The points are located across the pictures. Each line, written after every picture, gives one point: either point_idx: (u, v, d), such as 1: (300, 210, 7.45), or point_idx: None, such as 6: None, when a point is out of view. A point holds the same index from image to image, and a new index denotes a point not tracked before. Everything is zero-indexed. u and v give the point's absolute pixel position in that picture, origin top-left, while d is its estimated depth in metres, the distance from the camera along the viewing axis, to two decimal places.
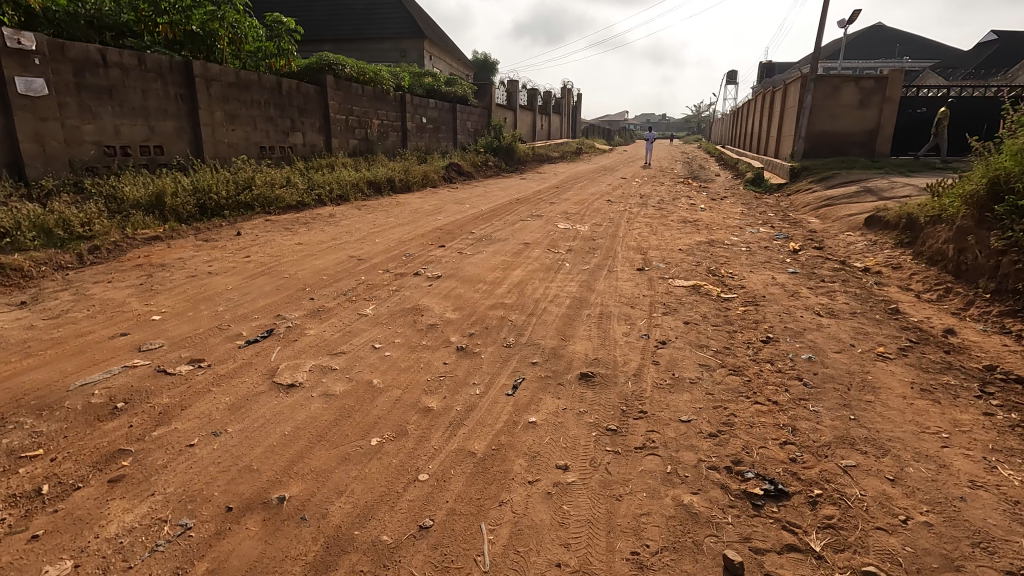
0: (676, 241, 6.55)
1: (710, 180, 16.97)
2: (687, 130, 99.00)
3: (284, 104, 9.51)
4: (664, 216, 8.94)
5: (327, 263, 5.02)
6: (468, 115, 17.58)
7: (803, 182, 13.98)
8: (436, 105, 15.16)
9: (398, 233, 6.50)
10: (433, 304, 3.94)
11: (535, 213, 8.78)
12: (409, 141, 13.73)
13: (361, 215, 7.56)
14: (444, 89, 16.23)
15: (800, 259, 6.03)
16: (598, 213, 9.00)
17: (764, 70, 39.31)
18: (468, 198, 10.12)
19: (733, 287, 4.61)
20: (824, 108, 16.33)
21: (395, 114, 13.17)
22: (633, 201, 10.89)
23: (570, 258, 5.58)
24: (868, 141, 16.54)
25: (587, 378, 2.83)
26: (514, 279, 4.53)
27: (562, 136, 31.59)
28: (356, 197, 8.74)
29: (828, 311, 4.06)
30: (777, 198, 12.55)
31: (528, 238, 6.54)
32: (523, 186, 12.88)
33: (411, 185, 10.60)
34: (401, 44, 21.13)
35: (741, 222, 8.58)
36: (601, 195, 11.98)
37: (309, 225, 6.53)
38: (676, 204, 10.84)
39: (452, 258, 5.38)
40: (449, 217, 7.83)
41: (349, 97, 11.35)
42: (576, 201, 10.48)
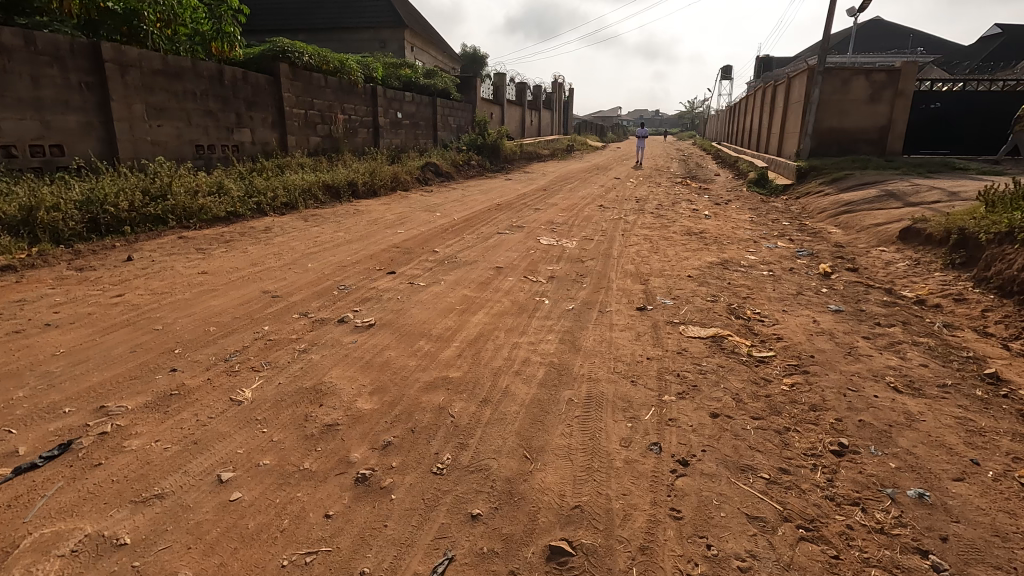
0: (682, 262, 5.37)
1: (709, 181, 15.82)
2: (681, 126, 97.95)
3: (226, 96, 8.23)
4: (664, 226, 7.79)
5: (228, 302, 3.80)
6: (450, 110, 16.32)
7: (813, 183, 12.85)
8: (413, 99, 13.90)
9: (342, 254, 5.28)
10: (345, 379, 2.72)
11: (515, 223, 7.59)
12: (380, 138, 12.45)
13: (305, 228, 6.34)
14: (424, 82, 14.96)
15: (837, 288, 4.88)
16: (589, 222, 7.83)
17: (760, 65, 38.19)
18: (442, 204, 8.90)
19: (766, 340, 3.43)
20: (833, 103, 15.22)
21: (364, 108, 11.88)
22: (628, 207, 9.72)
23: (551, 290, 4.40)
24: (879, 138, 15.46)
25: (558, 563, 1.63)
26: (468, 331, 3.32)
27: (553, 133, 30.39)
28: (307, 204, 7.53)
29: (908, 385, 2.88)
30: (785, 202, 11.43)
31: (502, 259, 5.35)
32: (507, 189, 11.67)
33: (378, 189, 9.37)
34: (380, 34, 19.77)
35: (752, 234, 7.42)
36: (593, 199, 10.82)
37: (232, 245, 5.30)
38: (676, 209, 9.67)
39: (398, 293, 4.17)
40: (413, 230, 6.64)
41: (307, 88, 10.04)
42: (565, 207, 9.31)
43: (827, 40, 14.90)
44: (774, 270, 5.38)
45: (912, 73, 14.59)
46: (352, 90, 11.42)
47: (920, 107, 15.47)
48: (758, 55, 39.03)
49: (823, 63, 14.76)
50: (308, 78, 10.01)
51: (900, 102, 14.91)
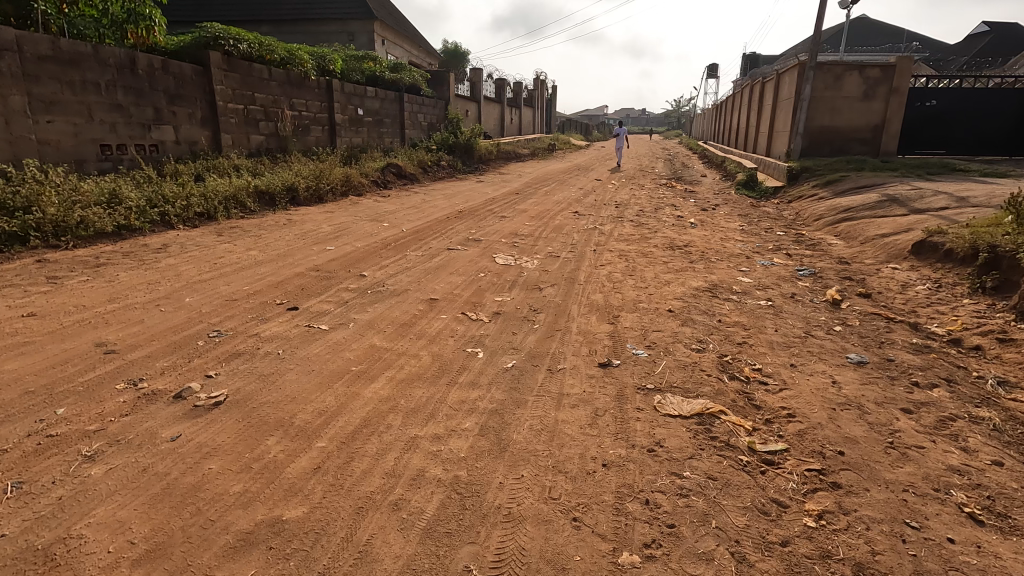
0: (661, 290, 4.40)
1: (695, 183, 14.95)
2: (667, 125, 97.54)
3: (140, 88, 7.12)
4: (643, 237, 6.85)
5: (35, 364, 2.75)
6: (420, 106, 15.27)
7: (805, 186, 12.01)
8: (375, 94, 12.82)
9: (239, 282, 4.23)
10: (113, 524, 1.69)
11: (473, 234, 6.60)
12: (337, 137, 11.38)
13: (213, 245, 5.27)
14: (389, 76, 13.89)
15: (852, 323, 3.95)
16: (558, 234, 6.87)
17: (746, 62, 37.55)
18: (395, 212, 7.88)
19: (773, 421, 2.46)
20: (825, 100, 14.42)
21: (317, 104, 10.78)
22: (606, 213, 8.79)
23: (490, 335, 3.40)
24: (873, 138, 14.67)
25: None
26: (349, 418, 2.30)
27: (535, 131, 29.45)
28: (230, 215, 6.46)
29: (990, 511, 1.92)
30: (776, 207, 10.57)
31: (441, 287, 4.35)
32: (475, 192, 10.65)
33: (324, 195, 8.31)
34: (348, 26, 18.66)
35: (743, 246, 6.50)
36: (569, 204, 9.85)
37: (102, 270, 4.23)
38: (658, 216, 8.76)
39: (284, 342, 3.15)
40: (346, 247, 5.61)
41: (246, 81, 8.93)
42: (534, 214, 8.34)
43: (819, 33, 14.09)
44: (772, 298, 4.43)
45: (908, 68, 13.82)
46: (303, 84, 10.33)
47: (915, 104, 14.69)
48: (745, 53, 38.40)
49: (815, 58, 13.95)
50: (246, 69, 8.91)
51: (894, 99, 14.14)
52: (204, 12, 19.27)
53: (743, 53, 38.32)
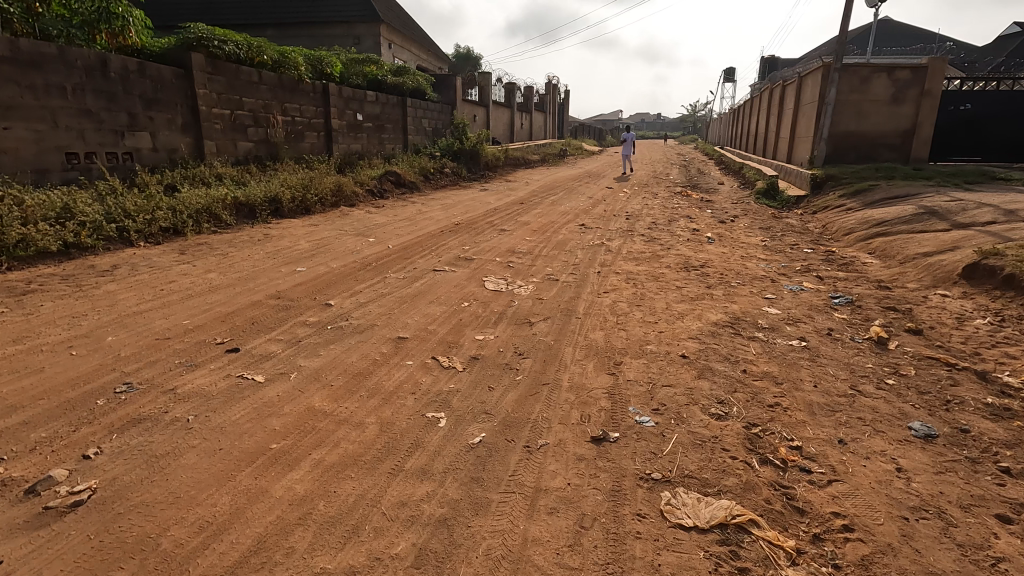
0: (673, 327, 3.74)
1: (712, 191, 14.22)
2: (683, 130, 96.36)
3: (113, 92, 6.64)
4: (655, 256, 6.19)
5: None
6: (425, 112, 14.75)
7: (831, 196, 11.24)
8: (376, 99, 12.32)
9: (180, 314, 3.65)
10: None
11: (465, 252, 5.99)
12: (334, 143, 10.87)
13: (170, 265, 4.72)
14: (392, 80, 13.39)
15: (906, 373, 3.25)
16: (561, 251, 6.24)
17: (764, 66, 36.61)
18: (386, 226, 7.31)
19: (822, 541, 1.80)
20: (851, 104, 13.62)
21: (312, 109, 10.28)
22: (614, 227, 8.14)
23: (460, 392, 2.76)
24: (902, 144, 13.83)
25: None
26: (239, 538, 1.69)
27: (546, 137, 28.86)
28: (201, 229, 5.92)
29: None
30: (800, 219, 9.83)
31: (414, 321, 3.72)
32: (477, 202, 10.05)
33: (312, 206, 7.76)
34: (353, 30, 18.27)
35: (766, 267, 5.80)
36: (575, 215, 9.21)
37: (26, 299, 3.69)
38: (672, 230, 8.09)
39: (201, 401, 2.54)
40: (320, 268, 5.03)
41: (233, 85, 8.44)
42: (537, 228, 7.72)
43: (845, 33, 13.30)
44: (806, 338, 3.74)
45: (940, 70, 13.00)
46: (296, 88, 9.82)
47: (948, 108, 13.84)
48: (763, 57, 37.47)
49: (841, 59, 13.18)
50: (233, 72, 8.42)
51: (926, 102, 13.29)
52: (209, 16, 19.00)
53: (761, 57, 37.43)
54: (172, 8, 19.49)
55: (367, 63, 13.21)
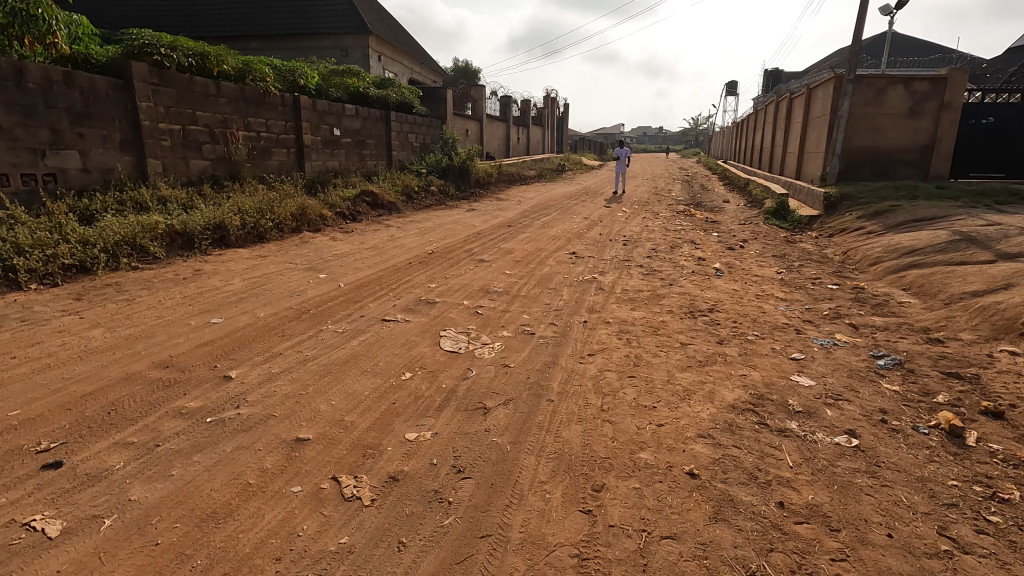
0: (675, 416, 2.77)
1: (717, 210, 13.32)
2: (684, 144, 95.94)
3: (31, 105, 5.79)
4: (654, 295, 5.26)
5: None
6: (412, 126, 13.95)
7: (847, 217, 10.32)
8: (356, 113, 11.51)
9: (15, 401, 2.73)
10: None
11: (429, 292, 5.08)
12: (306, 160, 10.02)
13: (51, 317, 3.82)
14: (374, 92, 12.59)
15: (1008, 496, 2.29)
16: (543, 290, 5.32)
17: (768, 79, 35.93)
18: (349, 256, 6.44)
19: None
20: (865, 117, 12.84)
21: (281, 124, 9.44)
22: (609, 255, 7.25)
23: (351, 556, 1.81)
24: (920, 160, 12.97)
25: None
26: None
27: (544, 151, 28.13)
28: (118, 265, 5.04)
29: None
30: (816, 244, 8.92)
31: (327, 408, 2.78)
32: (459, 225, 9.16)
33: (266, 232, 6.87)
34: (341, 41, 17.59)
35: (787, 312, 4.86)
36: (567, 241, 8.32)
37: None
38: (674, 259, 7.17)
39: None
40: (243, 318, 4.11)
41: (185, 97, 7.61)
42: (520, 258, 6.81)
43: (858, 42, 12.48)
44: (857, 431, 2.77)
45: (960, 81, 12.20)
46: (261, 101, 9.00)
47: (969, 122, 12.96)
48: (767, 70, 36.79)
49: (854, 70, 12.37)
50: (186, 84, 7.60)
51: (945, 116, 12.48)
52: (193, 28, 18.40)
53: (765, 71, 36.80)
54: (156, 20, 18.89)
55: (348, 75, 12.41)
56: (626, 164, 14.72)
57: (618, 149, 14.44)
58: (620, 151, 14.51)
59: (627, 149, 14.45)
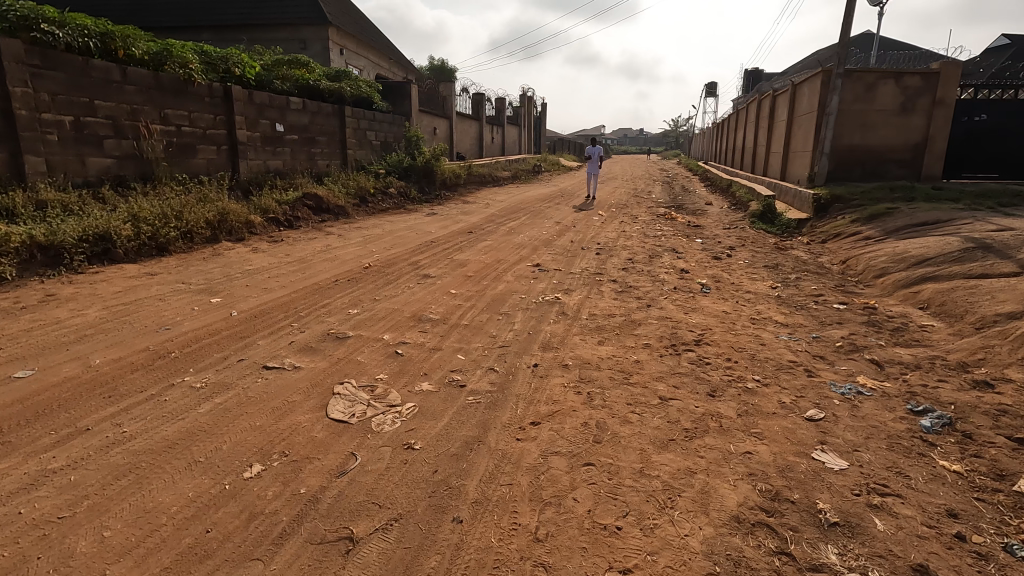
0: (650, 549, 1.77)
1: (700, 213, 12.47)
2: (665, 145, 95.76)
3: None
4: (628, 322, 4.27)
5: None
6: (371, 123, 12.84)
7: (840, 221, 9.52)
8: (302, 107, 10.38)
9: None
10: None
11: (345, 322, 4.02)
12: (241, 159, 8.87)
13: None
14: (326, 85, 11.46)
15: None
16: (492, 316, 4.32)
17: (748, 80, 35.51)
18: (267, 272, 5.37)
19: None
20: (854, 114, 12.13)
21: (208, 117, 8.28)
22: (578, 268, 6.27)
23: None
24: (911, 159, 12.28)
25: None
26: None
27: (521, 152, 27.15)
28: None
29: None
30: (809, 252, 8.08)
31: (90, 550, 1.71)
32: (413, 232, 8.12)
33: (169, 243, 5.76)
34: (299, 33, 16.40)
35: (790, 344, 3.90)
36: (532, 250, 7.32)
37: None
38: (653, 272, 6.21)
39: None
40: (68, 368, 3.02)
41: (79, 83, 6.44)
42: (473, 273, 5.78)
43: (848, 34, 11.70)
44: (929, 564, 1.80)
45: (953, 76, 11.65)
46: (183, 91, 7.84)
47: (962, 120, 12.29)
48: (747, 69, 36.25)
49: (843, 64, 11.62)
50: (81, 68, 6.43)
51: (938, 112, 11.87)
52: (138, 17, 17.04)
53: (745, 71, 36.40)
54: (97, 9, 17.47)
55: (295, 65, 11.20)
56: (599, 165, 13.39)
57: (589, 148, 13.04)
58: (591, 150, 13.13)
59: (600, 148, 13.08)
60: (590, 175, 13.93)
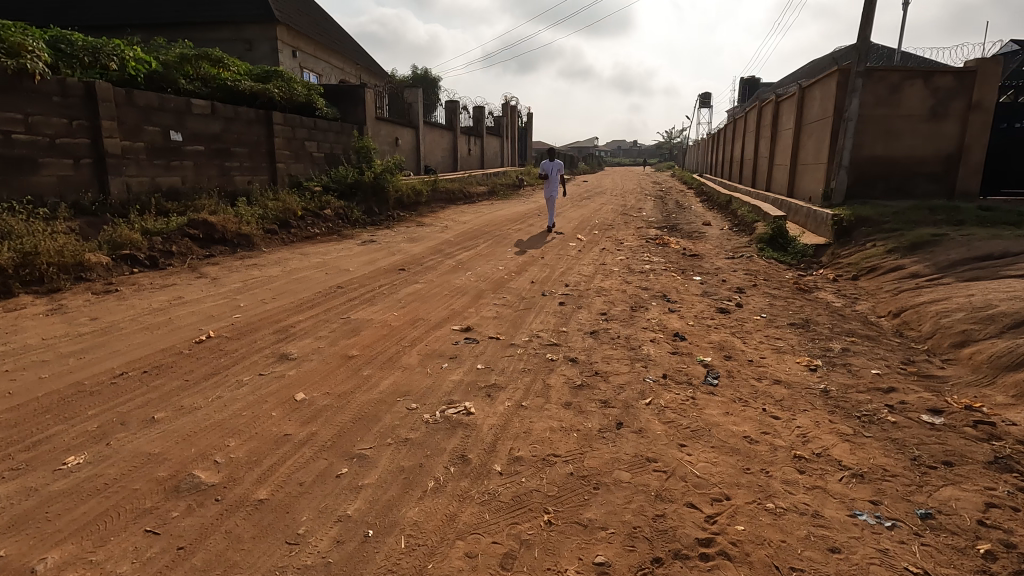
0: None
1: (697, 236, 10.66)
2: (659, 157, 94.60)
3: None
4: (576, 480, 2.34)
5: None
6: (312, 132, 10.96)
7: (870, 250, 7.69)
8: (209, 111, 8.48)
9: None
10: None
11: (15, 504, 2.05)
12: (112, 175, 6.94)
13: None
14: (247, 87, 9.56)
15: None
16: (331, 469, 2.38)
17: (746, 87, 33.99)
18: (28, 353, 3.45)
19: None
20: (876, 120, 10.37)
21: (58, 122, 6.36)
22: (525, 333, 4.40)
23: None
24: (941, 172, 10.50)
25: None
26: None
27: (503, 164, 25.36)
28: None
29: None
30: (839, 296, 6.23)
31: None
32: (324, 272, 6.24)
33: None
34: (244, 32, 14.59)
35: (889, 553, 1.96)
36: (473, 299, 5.45)
37: None
38: (633, 340, 4.31)
39: None
40: None
41: None
42: (362, 348, 3.85)
43: (869, 25, 9.94)
44: None
45: (993, 75, 9.92)
46: (13, 88, 5.93)
47: (1000, 127, 10.57)
48: (743, 77, 34.70)
49: (864, 61, 9.87)
50: None
51: (974, 118, 10.12)
52: (66, 16, 15.22)
53: (742, 78, 34.92)
54: (20, 7, 15.63)
55: (205, 60, 9.22)
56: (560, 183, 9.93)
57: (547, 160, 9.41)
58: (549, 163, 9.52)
59: (560, 161, 9.47)
60: (549, 196, 10.72)
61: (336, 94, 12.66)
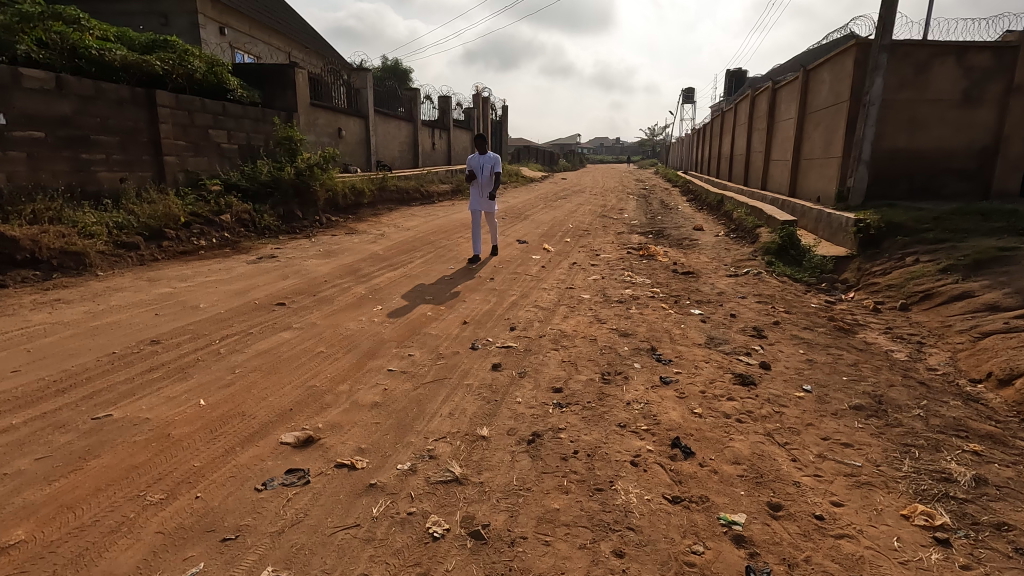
0: None
1: (688, 244, 8.85)
2: (641, 154, 93.30)
3: None
4: None
5: None
6: (219, 117, 8.89)
7: (913, 267, 5.93)
8: (50, 85, 6.43)
9: None
10: None
11: None
12: None
13: None
14: (120, 57, 7.50)
15: None
16: None
17: (731, 79, 32.46)
18: None
19: None
20: (900, 106, 8.65)
21: None
22: (411, 449, 2.49)
23: None
24: (975, 168, 8.82)
25: None
26: None
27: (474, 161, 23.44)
28: None
29: None
30: (894, 341, 4.44)
31: None
32: (159, 312, 4.25)
33: None
34: (157, 4, 12.38)
35: None
36: (360, 362, 3.51)
37: None
38: (601, 462, 2.41)
39: None
40: None
41: None
42: (48, 520, 1.89)
43: None
44: None
45: None
46: None
47: None
48: (730, 70, 33.19)
49: (889, 32, 8.12)
50: None
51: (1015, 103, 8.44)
52: None
53: (728, 69, 33.37)
54: None
55: (56, 20, 7.18)
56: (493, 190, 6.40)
57: (473, 154, 6.10)
58: (478, 158, 6.22)
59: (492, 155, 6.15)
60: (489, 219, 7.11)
61: (259, 74, 10.61)
